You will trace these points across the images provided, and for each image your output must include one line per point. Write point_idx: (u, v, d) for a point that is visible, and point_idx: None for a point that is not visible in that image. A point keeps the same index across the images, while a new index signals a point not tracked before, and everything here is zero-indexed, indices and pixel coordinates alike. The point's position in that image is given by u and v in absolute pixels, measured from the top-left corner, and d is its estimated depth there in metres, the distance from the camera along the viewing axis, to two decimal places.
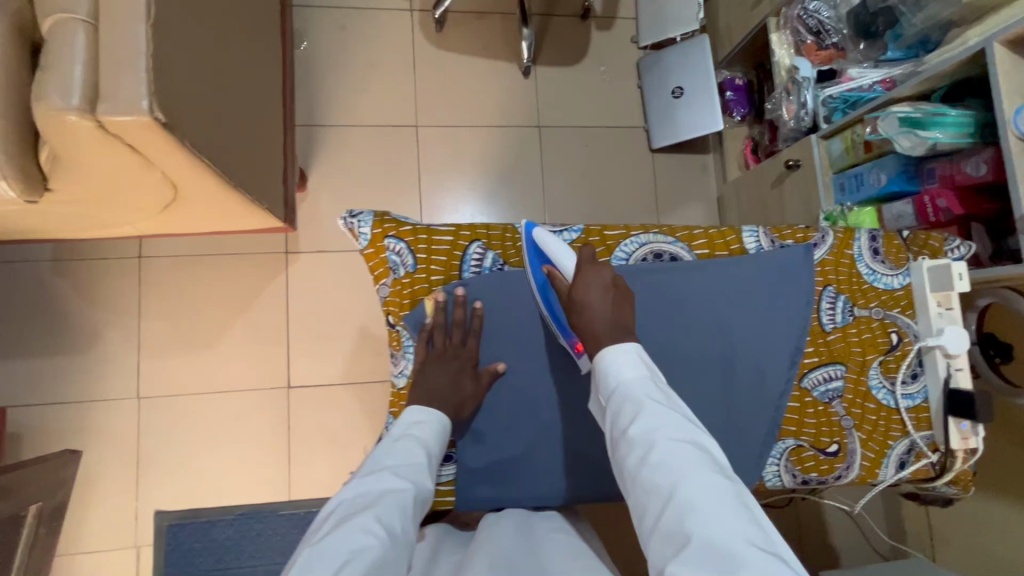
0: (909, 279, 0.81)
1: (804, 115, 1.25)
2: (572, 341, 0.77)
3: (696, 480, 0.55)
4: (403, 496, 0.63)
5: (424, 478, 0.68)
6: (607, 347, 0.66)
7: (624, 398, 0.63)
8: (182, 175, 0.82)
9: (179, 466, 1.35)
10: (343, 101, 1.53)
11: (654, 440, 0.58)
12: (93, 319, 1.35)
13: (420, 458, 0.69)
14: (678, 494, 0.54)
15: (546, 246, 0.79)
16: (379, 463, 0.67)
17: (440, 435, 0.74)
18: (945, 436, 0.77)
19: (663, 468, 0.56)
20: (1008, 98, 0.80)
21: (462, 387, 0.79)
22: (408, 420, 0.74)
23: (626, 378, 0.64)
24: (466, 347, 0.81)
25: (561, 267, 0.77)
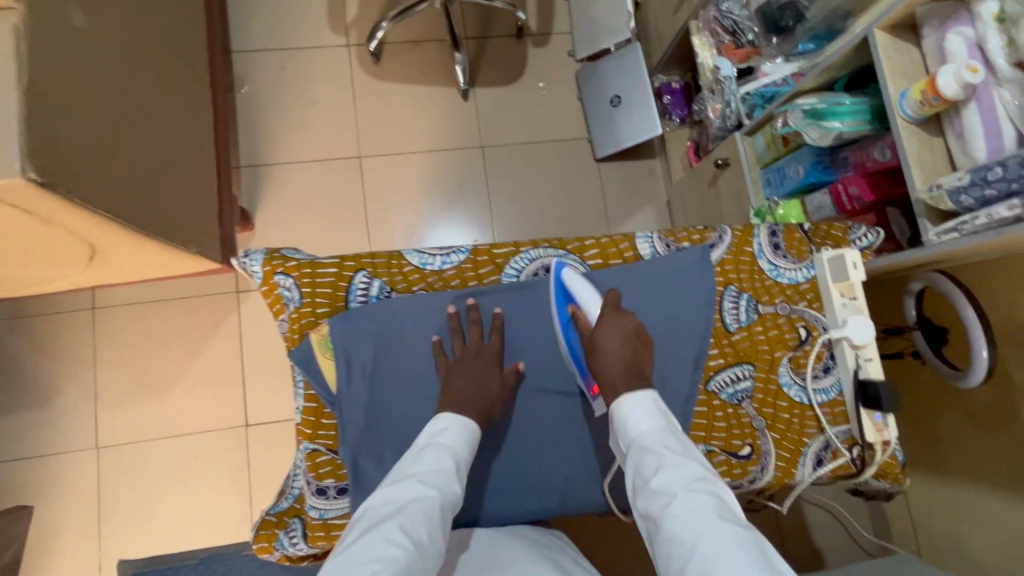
0: (814, 271, 0.80)
1: (729, 114, 1.24)
2: (589, 383, 0.73)
3: (718, 533, 0.50)
4: (427, 506, 0.57)
5: (452, 484, 0.60)
6: (623, 394, 0.63)
7: (643, 448, 0.59)
8: (86, 228, 0.84)
9: (139, 513, 1.35)
10: (287, 138, 1.57)
11: (675, 493, 0.54)
12: (49, 372, 1.38)
13: (448, 463, 0.61)
14: (699, 552, 0.50)
15: (573, 284, 0.74)
16: (404, 471, 0.60)
17: (470, 440, 0.65)
18: (860, 429, 0.75)
19: (685, 522, 0.52)
20: (894, 82, 0.80)
21: (491, 389, 0.71)
22: (436, 425, 0.65)
23: (644, 427, 0.61)
24: (488, 343, 0.73)
25: (585, 308, 0.73)
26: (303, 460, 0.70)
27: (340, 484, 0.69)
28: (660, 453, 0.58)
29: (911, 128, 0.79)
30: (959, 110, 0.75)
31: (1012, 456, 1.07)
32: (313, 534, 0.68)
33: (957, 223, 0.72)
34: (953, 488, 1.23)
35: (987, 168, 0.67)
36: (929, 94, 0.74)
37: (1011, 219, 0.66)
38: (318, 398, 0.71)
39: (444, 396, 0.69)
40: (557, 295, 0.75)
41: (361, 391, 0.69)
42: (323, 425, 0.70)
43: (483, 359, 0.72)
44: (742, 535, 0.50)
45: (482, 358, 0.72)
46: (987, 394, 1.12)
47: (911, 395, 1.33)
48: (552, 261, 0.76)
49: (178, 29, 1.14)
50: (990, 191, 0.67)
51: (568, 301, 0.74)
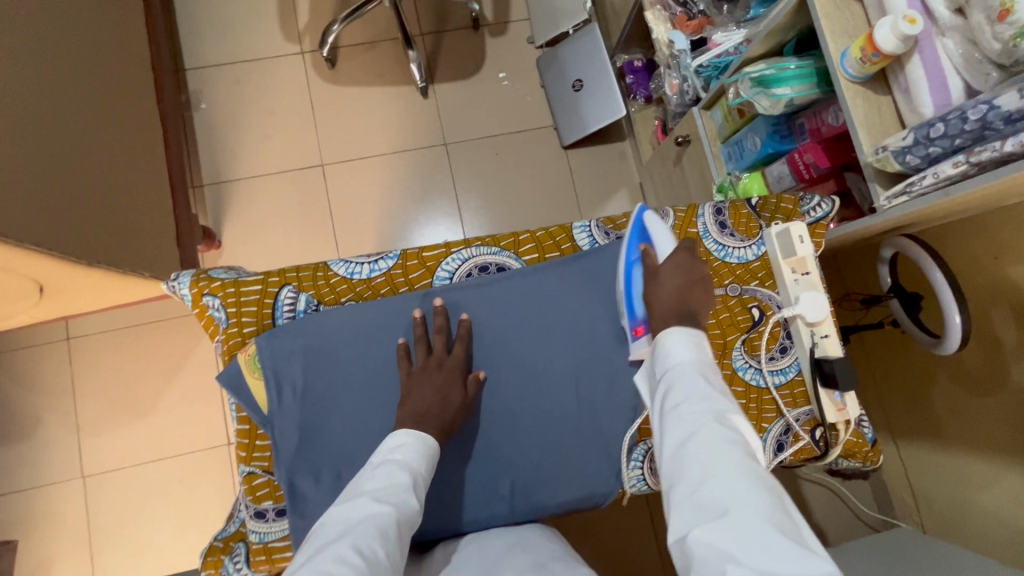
0: (765, 248, 0.76)
1: (688, 89, 1.18)
2: (634, 324, 0.71)
3: (738, 468, 0.49)
4: (381, 524, 0.52)
5: (407, 500, 0.55)
6: (668, 326, 0.61)
7: (677, 378, 0.58)
8: (19, 263, 0.83)
9: (129, 539, 1.35)
10: (247, 152, 1.55)
11: (699, 425, 0.53)
12: (31, 405, 1.38)
13: (402, 478, 0.56)
14: (712, 483, 0.48)
15: (652, 227, 0.72)
16: (357, 488, 0.56)
17: (426, 456, 0.61)
18: (820, 410, 0.71)
19: (707, 449, 0.51)
20: (834, 42, 0.76)
21: (454, 403, 0.67)
22: (391, 441, 0.61)
23: (682, 358, 0.60)
24: (451, 355, 0.69)
25: (658, 248, 0.71)
26: (241, 484, 0.68)
27: (279, 506, 0.68)
28: (695, 386, 0.57)
29: (856, 88, 0.75)
30: (903, 65, 0.70)
31: (1008, 420, 1.02)
32: (254, 558, 0.67)
33: (907, 185, 0.67)
34: (954, 456, 1.18)
35: (930, 124, 0.62)
36: (868, 51, 0.69)
37: (958, 175, 0.61)
38: (250, 419, 0.69)
39: (403, 408, 0.65)
40: (631, 234, 0.73)
41: (293, 409, 0.68)
42: (258, 447, 0.69)
43: (446, 370, 0.68)
44: (759, 476, 0.49)
45: (445, 369, 0.68)
46: (978, 357, 1.07)
47: (904, 364, 1.28)
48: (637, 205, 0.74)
49: (114, 53, 1.13)
50: (934, 148, 0.63)
51: (641, 240, 0.73)
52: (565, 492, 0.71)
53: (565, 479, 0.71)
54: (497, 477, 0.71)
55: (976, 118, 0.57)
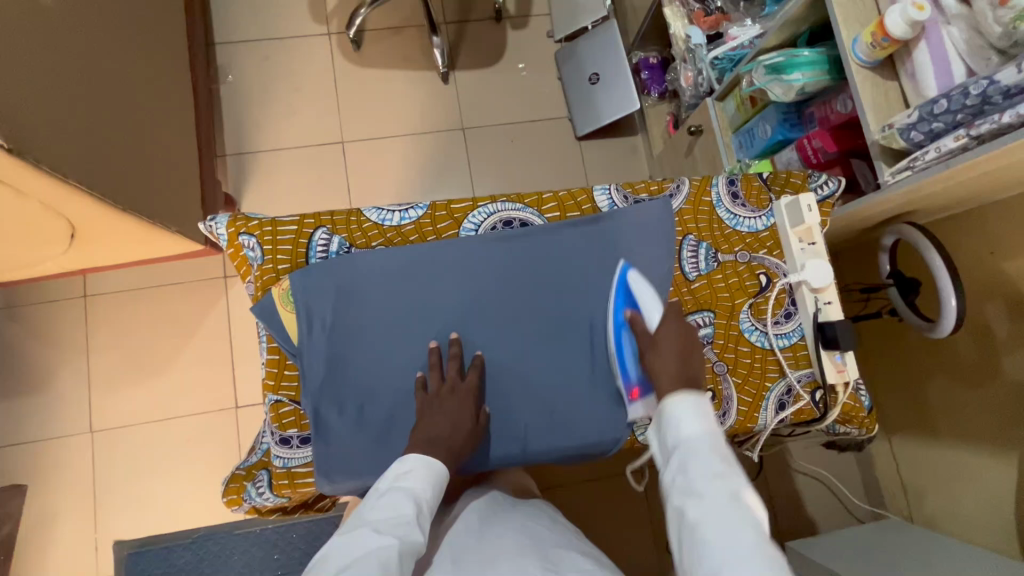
0: (774, 219, 0.81)
1: (702, 81, 1.23)
2: (629, 385, 0.73)
3: (751, 550, 0.50)
4: (384, 555, 0.54)
5: (412, 531, 0.57)
6: (675, 394, 0.62)
7: (690, 451, 0.59)
8: (60, 201, 0.86)
9: (133, 495, 1.37)
10: (270, 127, 1.59)
11: (714, 500, 0.54)
12: (45, 359, 1.41)
13: (408, 509, 0.58)
14: (733, 561, 0.50)
15: (637, 288, 0.75)
16: (362, 518, 0.58)
17: (433, 482, 0.63)
18: (821, 371, 0.75)
19: (723, 534, 0.52)
20: (847, 28, 0.80)
21: (463, 432, 0.68)
22: (399, 468, 0.63)
23: (691, 433, 0.60)
24: (464, 381, 0.71)
25: (643, 316, 0.73)
26: (268, 412, 0.71)
27: (303, 434, 0.71)
28: (707, 460, 0.58)
29: (866, 73, 0.79)
30: (910, 52, 0.75)
31: (1001, 410, 1.06)
32: (277, 483, 0.70)
33: (910, 161, 0.72)
34: (946, 449, 1.21)
35: (934, 101, 0.67)
36: (878, 36, 0.74)
37: (958, 149, 0.66)
38: (281, 349, 0.73)
39: (415, 430, 0.67)
40: (616, 296, 0.75)
41: (321, 342, 0.71)
42: (286, 376, 0.72)
43: (458, 396, 0.69)
44: (777, 557, 0.50)
45: (457, 394, 0.69)
46: (971, 349, 1.11)
47: (900, 359, 1.31)
48: (620, 263, 0.76)
49: (154, 16, 1.17)
50: (937, 124, 0.67)
51: (627, 304, 0.75)
52: (576, 437, 0.74)
53: (574, 427, 0.74)
54: (512, 420, 0.74)
55: (977, 93, 0.62)
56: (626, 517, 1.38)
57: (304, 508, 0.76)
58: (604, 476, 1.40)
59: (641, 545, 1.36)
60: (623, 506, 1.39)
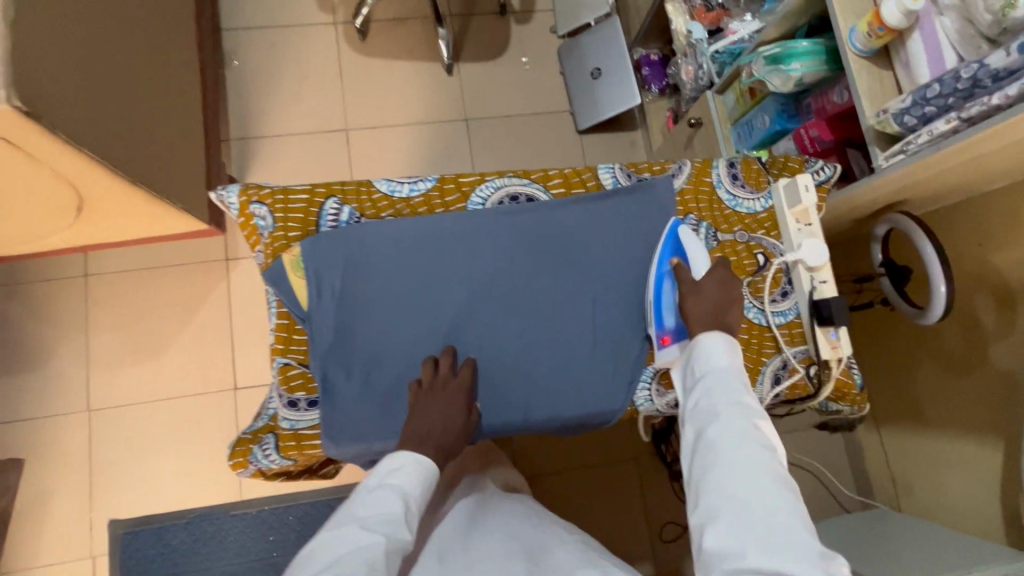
0: (772, 201, 0.83)
1: (702, 74, 1.26)
2: (660, 332, 0.75)
3: (761, 467, 0.56)
4: (373, 553, 0.54)
5: (401, 529, 0.57)
6: (710, 332, 0.67)
7: (714, 381, 0.64)
8: (72, 169, 0.87)
9: (129, 474, 1.37)
10: (275, 113, 1.60)
11: (732, 423, 0.60)
12: (44, 337, 1.41)
13: (396, 506, 0.59)
14: (741, 475, 0.56)
15: (682, 240, 0.76)
16: (349, 515, 0.58)
17: (424, 481, 0.63)
18: (815, 347, 0.78)
19: (737, 450, 0.58)
20: (844, 19, 0.84)
21: (454, 428, 0.68)
22: (389, 464, 0.63)
23: (717, 366, 0.66)
24: (456, 377, 0.72)
25: (694, 263, 0.75)
26: (276, 375, 0.73)
27: (311, 397, 0.72)
28: (730, 389, 0.63)
29: (862, 62, 0.82)
30: (905, 40, 0.78)
31: (988, 400, 1.09)
32: (284, 444, 0.72)
33: (903, 144, 0.75)
34: (935, 440, 1.24)
35: (926, 86, 0.69)
36: (874, 25, 0.77)
37: (950, 131, 0.68)
38: (290, 314, 0.75)
39: (405, 424, 0.68)
40: (665, 245, 0.77)
41: (329, 308, 0.73)
42: (295, 340, 0.74)
43: (450, 393, 0.70)
44: (783, 477, 0.56)
45: (449, 391, 0.70)
46: (960, 338, 1.13)
47: (891, 351, 1.34)
48: (671, 218, 0.78)
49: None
50: (930, 108, 0.70)
51: (674, 254, 0.76)
52: (577, 406, 0.76)
53: (575, 397, 0.76)
54: (515, 389, 0.76)
55: (968, 76, 0.65)
56: (622, 504, 1.39)
57: (308, 474, 0.78)
58: (600, 464, 1.42)
59: (636, 532, 1.38)
60: (618, 492, 1.40)
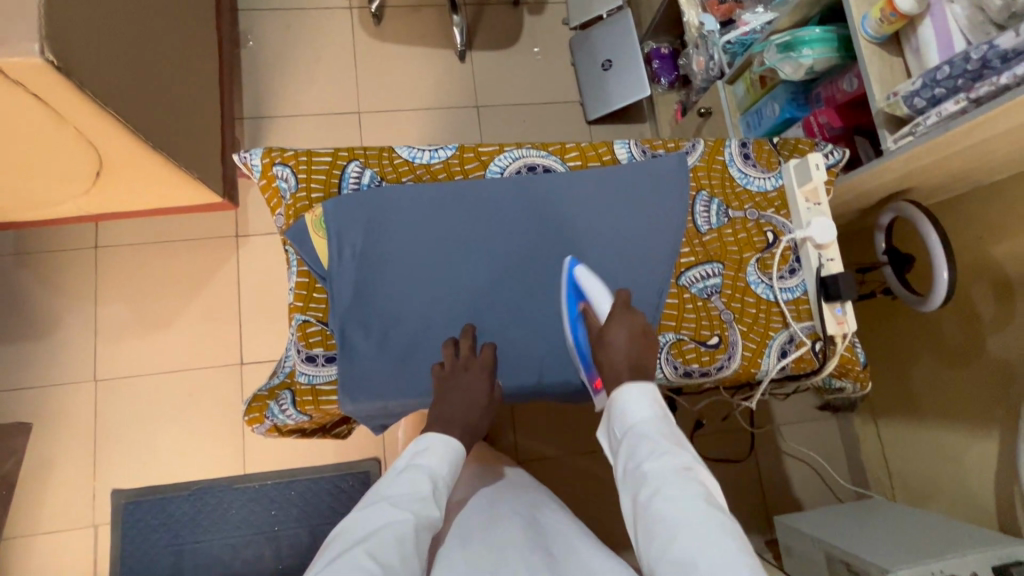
0: (782, 181, 0.85)
1: (713, 66, 1.29)
2: (592, 377, 0.73)
3: (702, 517, 0.55)
4: (400, 530, 0.60)
5: (428, 507, 0.63)
6: (623, 385, 0.63)
7: (638, 436, 0.60)
8: (95, 130, 0.89)
9: (133, 445, 1.38)
10: (288, 93, 1.61)
11: (665, 480, 0.57)
12: (53, 307, 1.41)
13: (424, 486, 0.64)
14: (684, 534, 0.54)
15: (583, 281, 0.73)
16: (380, 493, 0.64)
17: (452, 461, 0.67)
18: (822, 322, 0.80)
19: (675, 506, 0.55)
20: (856, 6, 0.86)
21: (478, 409, 0.70)
22: (418, 445, 0.68)
23: (640, 417, 0.62)
24: (474, 356, 0.72)
25: (595, 306, 0.72)
26: (295, 331, 0.74)
27: (329, 353, 0.74)
28: (656, 442, 0.60)
29: (873, 47, 0.84)
30: (915, 27, 0.81)
31: (985, 390, 1.11)
32: (302, 399, 0.72)
33: (912, 126, 0.77)
34: (931, 430, 1.26)
35: (937, 69, 0.72)
36: (887, 11, 0.79)
37: (958, 113, 0.71)
38: (310, 273, 0.76)
39: (431, 408, 0.70)
40: (569, 290, 0.75)
41: (349, 268, 0.74)
42: (314, 298, 0.75)
43: (472, 376, 0.70)
44: (724, 523, 0.55)
45: (471, 373, 0.71)
46: (958, 330, 1.16)
47: (890, 344, 1.35)
48: (567, 259, 0.77)
49: None
50: (939, 89, 0.72)
51: (579, 299, 0.74)
52: (589, 372, 0.77)
53: (585, 364, 0.78)
54: (528, 354, 0.77)
55: (978, 57, 0.67)
56: (621, 489, 1.40)
57: (321, 433, 0.79)
58: (601, 449, 1.43)
59: None
60: (618, 477, 1.41)
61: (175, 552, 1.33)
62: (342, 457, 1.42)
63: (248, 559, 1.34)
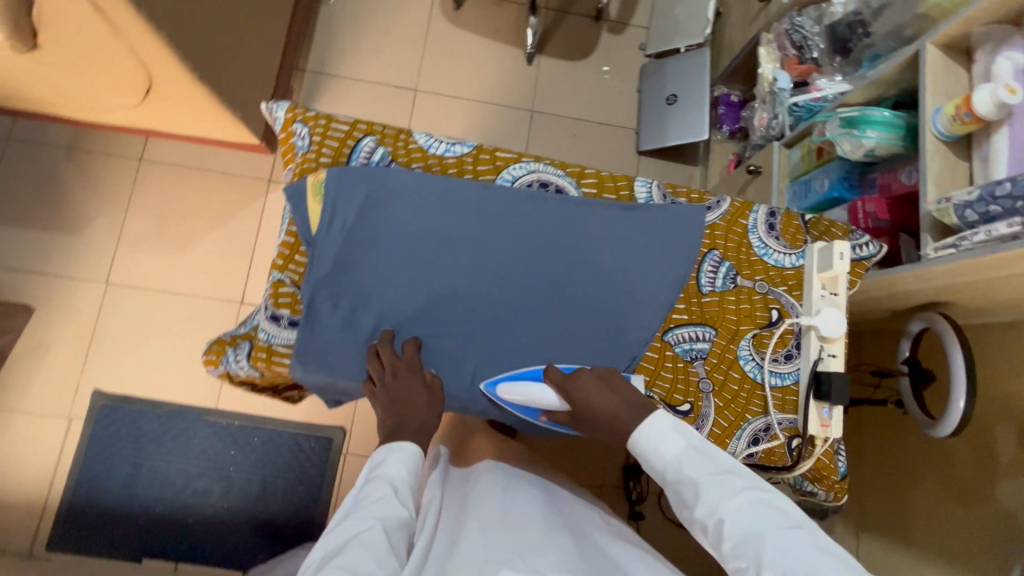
0: (803, 261, 0.80)
1: (774, 125, 1.22)
2: None
3: (777, 539, 0.54)
4: (369, 536, 0.59)
5: (394, 510, 0.63)
6: (636, 437, 0.64)
7: (673, 476, 0.61)
8: (146, 49, 0.91)
9: (123, 353, 1.43)
10: (355, 57, 1.64)
11: (724, 515, 0.57)
12: (87, 205, 1.48)
13: (385, 492, 0.64)
14: (767, 554, 0.53)
15: (520, 394, 0.73)
16: (348, 513, 0.64)
17: (413, 465, 0.68)
18: (805, 420, 0.74)
19: (744, 535, 0.55)
20: (933, 99, 0.80)
21: (422, 406, 0.71)
22: (374, 460, 0.68)
23: (668, 459, 0.62)
24: (401, 358, 0.71)
25: (548, 407, 0.72)
26: (268, 287, 0.74)
27: (294, 317, 0.74)
28: (693, 479, 0.60)
29: (939, 145, 0.78)
30: (989, 135, 0.74)
31: (980, 536, 1.01)
32: (255, 354, 0.72)
33: (957, 239, 0.71)
34: (909, 562, 1.15)
35: (998, 184, 0.66)
36: (961, 110, 0.73)
37: (1007, 237, 0.65)
38: (298, 235, 0.76)
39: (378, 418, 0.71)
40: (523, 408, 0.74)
41: (336, 239, 0.73)
42: (294, 260, 0.75)
43: (399, 379, 0.70)
44: (801, 532, 0.55)
45: (399, 377, 0.70)
46: (968, 464, 1.06)
47: (890, 459, 1.25)
48: (483, 385, 0.74)
49: None
50: (994, 207, 0.67)
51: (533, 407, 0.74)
52: None
53: None
54: (490, 369, 0.75)
55: None
56: None
57: (271, 392, 0.80)
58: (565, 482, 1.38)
59: None
60: None
61: (134, 464, 1.37)
62: (309, 419, 1.43)
63: (198, 490, 1.37)
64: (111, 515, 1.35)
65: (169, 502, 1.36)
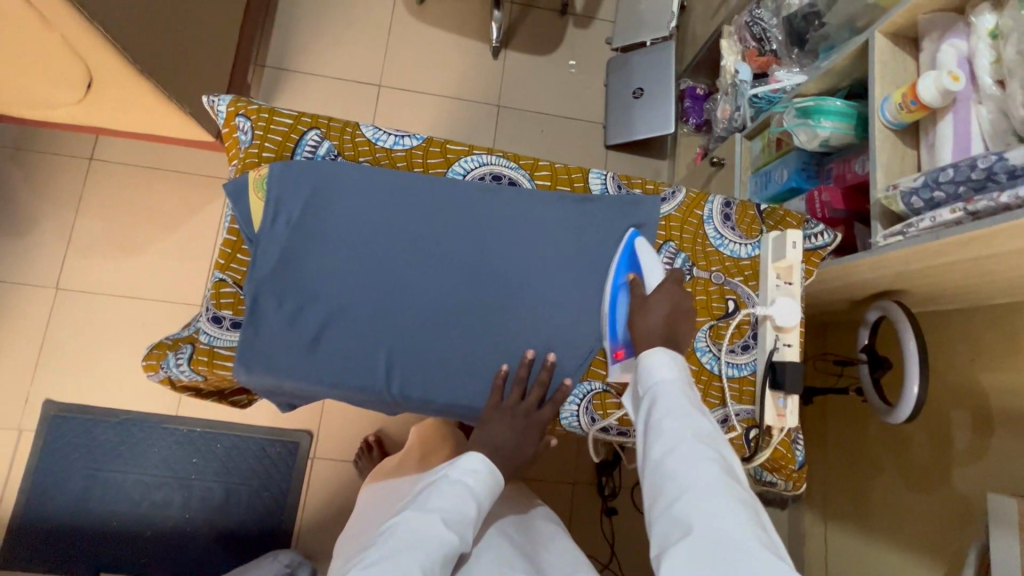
0: (758, 251, 0.80)
1: (737, 116, 1.22)
2: (615, 345, 0.73)
3: (712, 481, 0.52)
4: (447, 548, 0.62)
5: (469, 533, 0.66)
6: (655, 345, 0.62)
7: (659, 392, 0.59)
8: (82, 42, 0.87)
9: (75, 360, 1.37)
10: (316, 52, 1.60)
11: (680, 440, 0.55)
12: (34, 207, 1.42)
13: (471, 511, 0.67)
14: (694, 488, 0.52)
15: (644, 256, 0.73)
16: (430, 503, 0.66)
17: (492, 492, 0.71)
18: (761, 410, 0.74)
19: (686, 464, 0.53)
20: (882, 86, 0.80)
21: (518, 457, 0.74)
22: (469, 465, 0.71)
23: (664, 376, 0.60)
24: (539, 411, 0.74)
25: (647, 278, 0.72)
26: (210, 287, 0.71)
27: (237, 318, 0.71)
28: (676, 400, 0.58)
29: (888, 133, 0.79)
30: (936, 121, 0.75)
31: (940, 522, 1.03)
32: (196, 358, 0.69)
33: (905, 225, 0.71)
34: (872, 543, 1.17)
35: (941, 170, 0.67)
36: (908, 98, 0.74)
37: (952, 223, 0.65)
38: (240, 233, 0.73)
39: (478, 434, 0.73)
40: (621, 259, 0.75)
41: (281, 234, 0.71)
42: (237, 259, 0.73)
43: (526, 428, 0.73)
44: (739, 490, 0.52)
45: (526, 424, 0.73)
46: (925, 449, 1.08)
47: (853, 448, 1.26)
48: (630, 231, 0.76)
49: None
50: (939, 193, 0.67)
51: (630, 269, 0.74)
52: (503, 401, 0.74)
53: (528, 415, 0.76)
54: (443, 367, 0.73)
55: (984, 167, 0.62)
56: None
57: (218, 396, 0.77)
58: (535, 479, 1.38)
59: None
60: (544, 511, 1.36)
61: (88, 476, 1.32)
62: (275, 424, 1.40)
63: (158, 501, 1.33)
64: (65, 529, 1.29)
65: (127, 514, 1.31)
